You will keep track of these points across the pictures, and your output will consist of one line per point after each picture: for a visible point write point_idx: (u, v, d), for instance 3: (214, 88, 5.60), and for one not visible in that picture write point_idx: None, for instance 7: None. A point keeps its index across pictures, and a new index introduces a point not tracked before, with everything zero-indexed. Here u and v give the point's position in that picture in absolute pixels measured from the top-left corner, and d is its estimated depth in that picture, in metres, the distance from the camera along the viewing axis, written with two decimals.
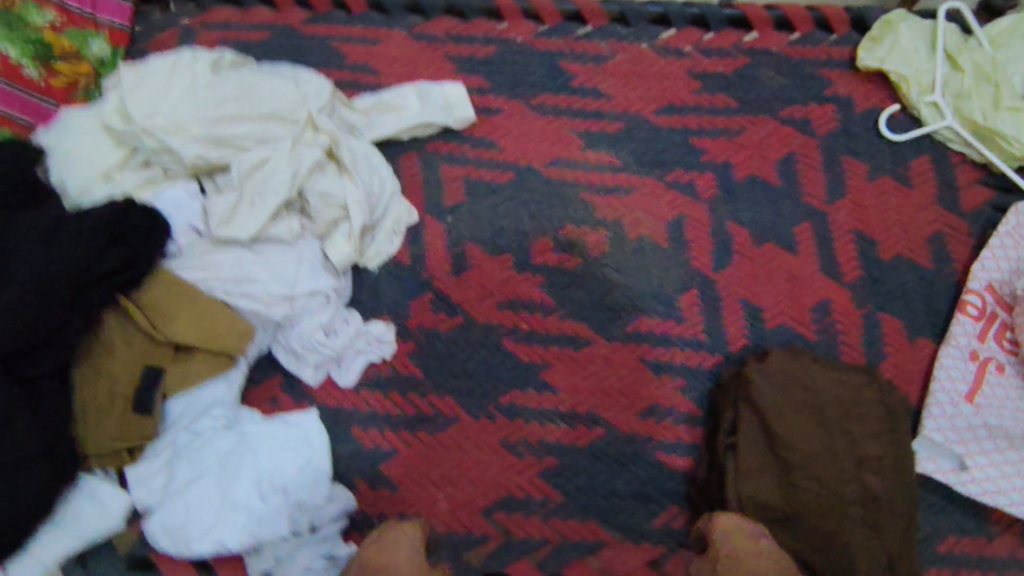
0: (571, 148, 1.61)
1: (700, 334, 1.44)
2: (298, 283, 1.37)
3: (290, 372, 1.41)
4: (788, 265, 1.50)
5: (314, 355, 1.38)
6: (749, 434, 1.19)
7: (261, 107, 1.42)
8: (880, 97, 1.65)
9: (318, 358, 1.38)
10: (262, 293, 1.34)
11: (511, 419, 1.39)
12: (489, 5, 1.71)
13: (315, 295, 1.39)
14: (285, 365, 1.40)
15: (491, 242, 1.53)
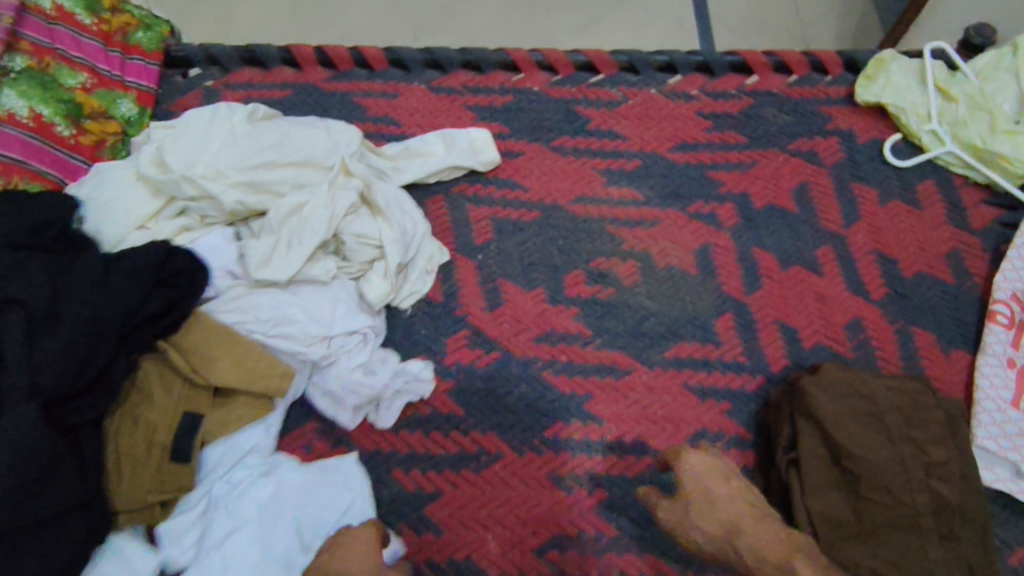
0: (593, 186, 1.65)
1: (739, 356, 1.44)
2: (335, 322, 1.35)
3: (327, 416, 1.36)
4: (816, 286, 1.53)
5: (353, 398, 1.33)
6: (811, 448, 1.18)
7: (297, 155, 1.46)
8: (881, 128, 1.74)
9: (358, 400, 1.33)
10: (300, 333, 1.32)
11: (557, 453, 1.35)
12: (504, 58, 1.79)
13: (352, 335, 1.36)
14: (322, 409, 1.36)
15: (522, 277, 1.54)
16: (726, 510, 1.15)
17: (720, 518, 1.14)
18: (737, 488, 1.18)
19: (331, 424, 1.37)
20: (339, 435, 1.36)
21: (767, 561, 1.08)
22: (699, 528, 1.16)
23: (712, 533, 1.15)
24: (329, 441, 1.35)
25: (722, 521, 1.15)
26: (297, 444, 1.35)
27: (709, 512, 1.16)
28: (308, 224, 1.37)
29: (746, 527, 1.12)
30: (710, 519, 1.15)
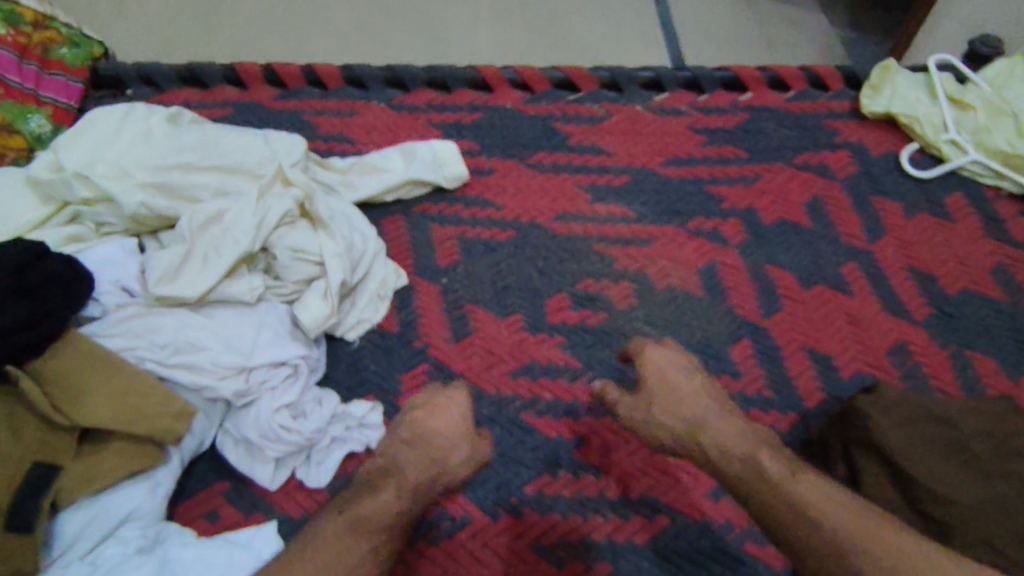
0: (577, 202, 1.43)
1: (764, 389, 1.17)
2: (255, 351, 1.06)
3: (240, 473, 1.04)
4: (847, 306, 1.28)
5: (275, 445, 1.03)
6: (880, 487, 0.90)
7: (225, 159, 1.21)
8: (893, 140, 1.56)
9: (281, 449, 1.03)
10: (206, 364, 1.03)
11: (543, 515, 1.03)
12: (474, 75, 1.62)
13: (276, 369, 1.07)
14: (234, 463, 1.04)
15: (496, 303, 1.28)
16: (686, 391, 0.99)
17: (685, 414, 0.97)
18: (704, 388, 1.00)
19: (246, 485, 1.04)
20: (255, 498, 1.03)
21: (730, 453, 0.93)
22: (656, 390, 1.00)
23: (670, 395, 0.99)
24: (241, 507, 1.03)
25: (683, 390, 0.99)
26: (198, 512, 1.02)
27: (663, 397, 0.99)
28: (231, 232, 1.12)
29: (715, 433, 0.95)
30: (675, 415, 0.97)
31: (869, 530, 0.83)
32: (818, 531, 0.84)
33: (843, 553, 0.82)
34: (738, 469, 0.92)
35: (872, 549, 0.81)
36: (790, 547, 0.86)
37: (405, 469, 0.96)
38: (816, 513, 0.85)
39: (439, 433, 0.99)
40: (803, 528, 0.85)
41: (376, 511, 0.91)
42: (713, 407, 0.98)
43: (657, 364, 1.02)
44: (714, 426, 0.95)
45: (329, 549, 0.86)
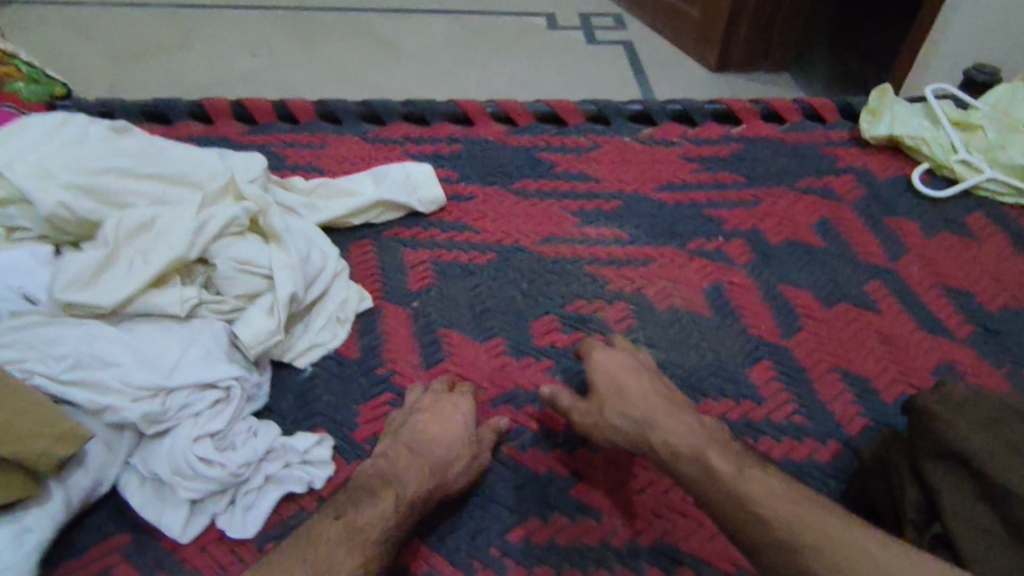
0: (564, 225, 1.30)
1: (794, 415, 0.97)
2: (177, 369, 0.87)
3: (145, 520, 0.82)
4: (877, 324, 1.11)
5: (191, 482, 0.82)
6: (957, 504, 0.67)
7: (168, 166, 1.06)
8: (899, 165, 1.46)
9: (199, 487, 0.82)
10: (112, 382, 0.83)
11: (529, 568, 0.80)
12: (453, 109, 1.54)
13: (202, 391, 0.87)
14: (137, 506, 0.82)
15: (474, 328, 1.11)
16: (641, 385, 0.88)
17: (634, 414, 0.84)
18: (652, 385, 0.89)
19: (152, 537, 0.82)
20: (160, 554, 0.81)
21: (683, 457, 0.79)
22: (607, 387, 0.89)
23: (617, 393, 0.87)
24: (141, 565, 0.80)
25: (635, 385, 0.88)
26: (84, 572, 0.79)
27: (614, 394, 0.87)
28: (164, 238, 0.96)
29: (665, 429, 0.82)
30: (623, 415, 0.85)
31: (827, 524, 0.67)
32: (760, 519, 0.69)
33: (789, 549, 0.66)
34: (686, 464, 0.78)
35: (827, 545, 0.65)
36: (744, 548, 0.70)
37: (406, 474, 0.79)
38: (767, 500, 0.70)
39: (443, 435, 0.84)
40: (746, 519, 0.70)
41: (373, 519, 0.73)
42: (667, 403, 0.85)
43: (612, 363, 0.91)
44: (665, 418, 0.83)
45: (316, 558, 0.68)
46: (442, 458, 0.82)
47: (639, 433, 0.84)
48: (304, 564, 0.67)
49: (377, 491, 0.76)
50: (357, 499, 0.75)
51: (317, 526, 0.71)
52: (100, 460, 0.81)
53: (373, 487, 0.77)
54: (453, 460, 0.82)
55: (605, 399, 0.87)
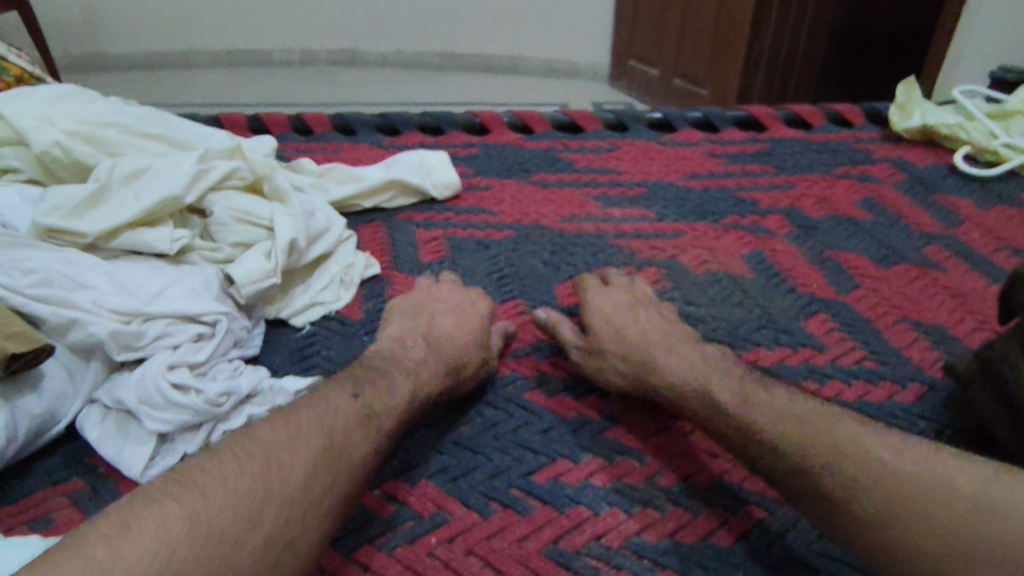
0: (587, 208, 1.22)
1: (864, 360, 0.84)
2: (155, 296, 0.77)
3: (107, 461, 0.70)
4: (944, 282, 0.99)
5: (161, 412, 0.70)
6: None
7: (177, 130, 1.02)
8: (936, 157, 1.40)
9: (170, 416, 0.70)
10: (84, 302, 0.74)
11: (562, 507, 0.65)
12: (469, 119, 1.51)
13: (184, 322, 0.77)
14: (94, 442, 0.71)
15: (492, 291, 1.00)
16: (642, 325, 0.77)
17: (631, 341, 0.74)
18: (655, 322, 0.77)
19: (108, 482, 0.70)
20: (114, 499, 0.68)
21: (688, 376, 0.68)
22: (606, 326, 0.77)
23: (617, 332, 0.76)
24: (90, 510, 0.67)
25: (633, 326, 0.76)
26: (22, 518, 0.66)
27: (605, 336, 0.76)
28: (159, 174, 0.89)
29: (671, 369, 0.70)
30: (617, 341, 0.74)
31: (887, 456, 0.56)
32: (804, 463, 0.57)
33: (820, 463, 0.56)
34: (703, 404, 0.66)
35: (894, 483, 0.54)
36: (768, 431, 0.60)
37: (418, 375, 0.70)
38: (809, 439, 0.58)
39: (455, 341, 0.75)
40: (773, 433, 0.60)
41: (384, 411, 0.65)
42: (669, 342, 0.74)
43: (604, 304, 0.80)
44: (670, 357, 0.71)
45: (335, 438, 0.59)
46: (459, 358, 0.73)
47: (642, 378, 0.71)
48: (320, 443, 0.58)
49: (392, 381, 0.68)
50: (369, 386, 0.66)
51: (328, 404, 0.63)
52: (58, 388, 0.71)
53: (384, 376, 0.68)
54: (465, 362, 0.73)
55: (602, 343, 0.75)
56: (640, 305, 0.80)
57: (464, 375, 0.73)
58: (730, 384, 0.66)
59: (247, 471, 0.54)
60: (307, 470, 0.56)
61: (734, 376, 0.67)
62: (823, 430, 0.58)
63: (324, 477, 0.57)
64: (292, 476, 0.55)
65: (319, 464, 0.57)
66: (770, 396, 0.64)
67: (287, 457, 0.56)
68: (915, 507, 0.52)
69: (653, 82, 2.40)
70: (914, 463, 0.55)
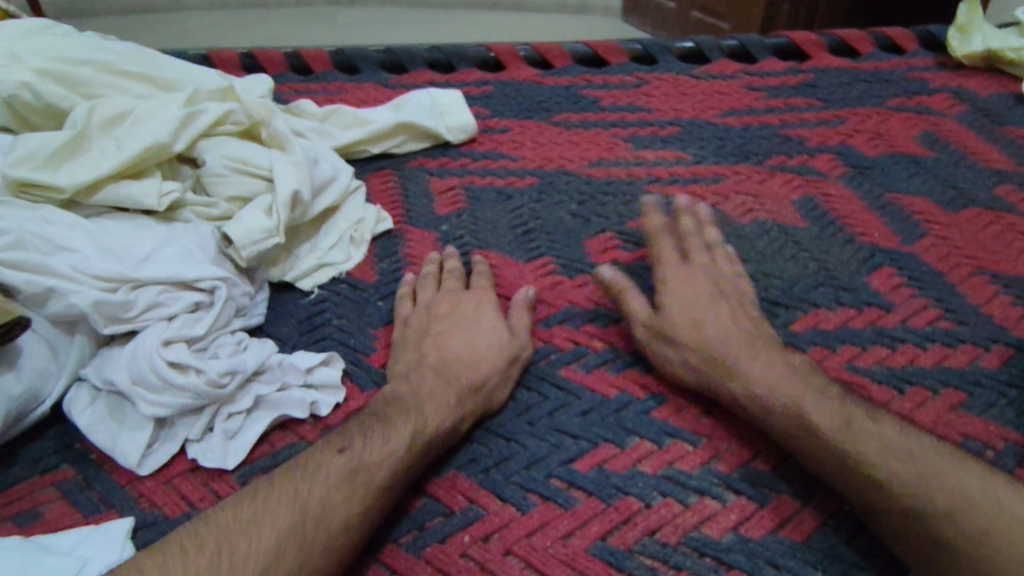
0: (616, 151, 1.11)
1: (939, 320, 0.75)
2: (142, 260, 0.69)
3: (100, 448, 0.64)
4: (1021, 228, 0.89)
5: (156, 392, 0.63)
6: None
7: (161, 69, 0.91)
8: (1001, 84, 1.26)
9: (167, 396, 0.63)
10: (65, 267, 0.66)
11: (610, 498, 0.58)
12: (483, 54, 1.37)
13: (178, 291, 0.69)
14: (85, 426, 0.64)
15: (517, 247, 0.90)
16: (719, 306, 0.67)
17: (710, 309, 0.67)
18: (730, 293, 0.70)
19: (102, 471, 0.63)
20: (109, 490, 0.61)
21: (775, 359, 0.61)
22: (681, 302, 0.68)
23: (690, 311, 0.67)
24: (83, 503, 0.61)
25: (710, 305, 0.68)
26: (7, 513, 0.60)
27: (672, 318, 0.66)
28: (143, 121, 0.79)
29: (755, 367, 0.60)
30: (690, 306, 0.67)
31: (1004, 512, 0.50)
32: (911, 509, 0.51)
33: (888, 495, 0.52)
34: (791, 427, 0.57)
35: (1018, 547, 0.48)
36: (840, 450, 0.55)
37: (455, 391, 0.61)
38: (919, 482, 0.52)
39: (479, 353, 0.65)
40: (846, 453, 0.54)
41: (377, 459, 0.55)
42: (748, 337, 0.64)
43: (680, 281, 0.70)
44: (756, 355, 0.62)
45: (311, 506, 0.51)
46: (474, 377, 0.63)
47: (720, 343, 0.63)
48: (333, 495, 0.52)
49: (394, 421, 0.58)
50: (362, 434, 0.57)
51: (306, 466, 0.54)
52: (42, 365, 0.65)
53: (386, 419, 0.58)
54: (492, 376, 0.64)
55: (674, 322, 0.66)
56: (721, 284, 0.71)
57: (494, 350, 0.65)
58: (823, 396, 0.58)
59: (196, 563, 0.47)
60: (271, 552, 0.48)
61: (829, 393, 0.58)
62: (929, 476, 0.52)
63: (293, 554, 0.49)
64: (250, 562, 0.47)
65: (286, 541, 0.49)
66: (870, 426, 0.56)
67: (248, 540, 0.48)
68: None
69: (667, 17, 1.94)
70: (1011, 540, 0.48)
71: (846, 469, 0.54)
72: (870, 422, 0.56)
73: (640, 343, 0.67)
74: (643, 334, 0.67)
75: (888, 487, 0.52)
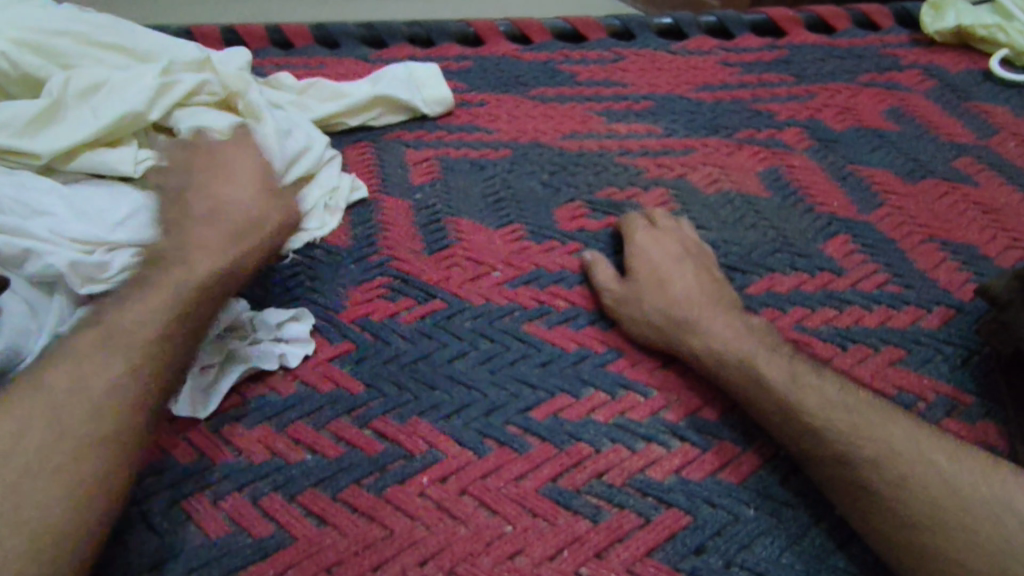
0: (590, 124, 1.13)
1: (887, 283, 0.78)
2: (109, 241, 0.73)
3: None
4: (974, 199, 0.92)
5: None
6: None
7: (138, 40, 0.92)
8: (970, 61, 1.29)
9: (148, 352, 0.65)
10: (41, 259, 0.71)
11: (562, 444, 0.61)
12: (463, 29, 1.39)
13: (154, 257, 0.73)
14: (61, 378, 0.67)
15: (487, 215, 0.93)
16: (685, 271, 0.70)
17: (666, 276, 0.69)
18: (698, 257, 0.73)
19: None
20: None
21: (736, 319, 0.65)
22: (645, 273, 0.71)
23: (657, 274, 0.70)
24: None
25: (678, 269, 0.70)
26: None
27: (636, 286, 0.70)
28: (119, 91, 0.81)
29: (709, 324, 0.64)
30: (656, 270, 0.70)
31: (925, 456, 0.53)
32: (840, 454, 0.54)
33: (823, 436, 0.55)
34: (736, 375, 0.61)
35: (930, 486, 0.51)
36: (785, 397, 0.58)
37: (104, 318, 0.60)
38: (850, 427, 0.55)
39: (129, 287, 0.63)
40: (790, 398, 0.58)
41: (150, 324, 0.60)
42: (707, 298, 0.67)
43: (652, 248, 0.73)
44: (713, 317, 0.65)
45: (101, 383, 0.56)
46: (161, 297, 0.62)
47: (681, 308, 0.66)
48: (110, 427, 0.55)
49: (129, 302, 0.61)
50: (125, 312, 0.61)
51: (80, 346, 0.58)
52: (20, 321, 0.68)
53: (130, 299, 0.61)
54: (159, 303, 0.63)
55: (641, 287, 0.69)
56: (688, 249, 0.73)
57: None
58: (775, 352, 0.61)
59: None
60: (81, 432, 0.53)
61: (781, 350, 0.62)
62: (861, 421, 0.55)
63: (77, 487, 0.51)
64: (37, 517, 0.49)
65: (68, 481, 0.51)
66: (819, 376, 0.59)
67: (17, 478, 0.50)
68: (945, 514, 0.50)
69: None
70: (929, 472, 0.52)
71: (785, 416, 0.58)
72: (814, 375, 0.59)
73: (607, 308, 0.70)
74: (608, 302, 0.70)
75: (823, 434, 0.55)
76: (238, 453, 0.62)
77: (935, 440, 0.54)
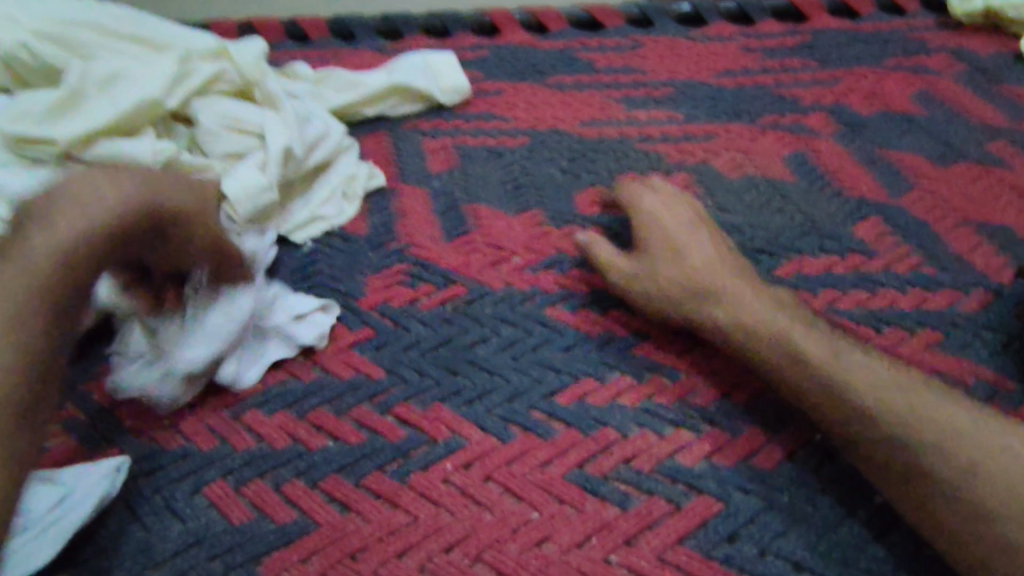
0: (610, 111, 1.11)
1: (921, 267, 0.76)
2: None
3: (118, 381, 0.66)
4: (1008, 182, 0.90)
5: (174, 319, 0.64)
6: None
7: (156, 29, 0.92)
8: (999, 43, 1.25)
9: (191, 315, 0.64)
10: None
11: (588, 430, 0.59)
12: (480, 19, 1.37)
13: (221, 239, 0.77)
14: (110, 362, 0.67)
15: (507, 202, 0.91)
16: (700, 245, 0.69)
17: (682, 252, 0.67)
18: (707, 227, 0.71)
19: (103, 406, 0.65)
20: (109, 425, 0.64)
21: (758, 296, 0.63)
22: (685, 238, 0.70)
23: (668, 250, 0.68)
24: (83, 436, 0.63)
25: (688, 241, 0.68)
26: None
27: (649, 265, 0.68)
28: (137, 76, 0.81)
29: (734, 304, 0.63)
30: (672, 247, 0.68)
31: (991, 443, 0.51)
32: (888, 436, 0.53)
33: (869, 417, 0.54)
34: (780, 358, 0.59)
35: (983, 469, 0.50)
36: (824, 377, 0.56)
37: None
38: (896, 409, 0.53)
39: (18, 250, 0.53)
40: (831, 379, 0.56)
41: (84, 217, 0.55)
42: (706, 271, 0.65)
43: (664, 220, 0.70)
44: (739, 294, 0.63)
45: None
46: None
47: (699, 284, 0.64)
48: None
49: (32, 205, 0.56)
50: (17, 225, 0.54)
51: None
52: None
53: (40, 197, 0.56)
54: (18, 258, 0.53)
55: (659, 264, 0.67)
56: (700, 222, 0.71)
57: None
58: (810, 331, 0.60)
59: None
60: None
61: (817, 329, 0.60)
62: (907, 403, 0.54)
63: None
64: None
65: None
66: (859, 357, 0.58)
67: None
68: (999, 498, 0.49)
69: None
70: (983, 456, 0.50)
71: (841, 406, 0.55)
72: (857, 354, 0.58)
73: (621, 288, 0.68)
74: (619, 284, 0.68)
75: (869, 417, 0.54)
76: (260, 439, 0.61)
77: (983, 421, 0.52)
